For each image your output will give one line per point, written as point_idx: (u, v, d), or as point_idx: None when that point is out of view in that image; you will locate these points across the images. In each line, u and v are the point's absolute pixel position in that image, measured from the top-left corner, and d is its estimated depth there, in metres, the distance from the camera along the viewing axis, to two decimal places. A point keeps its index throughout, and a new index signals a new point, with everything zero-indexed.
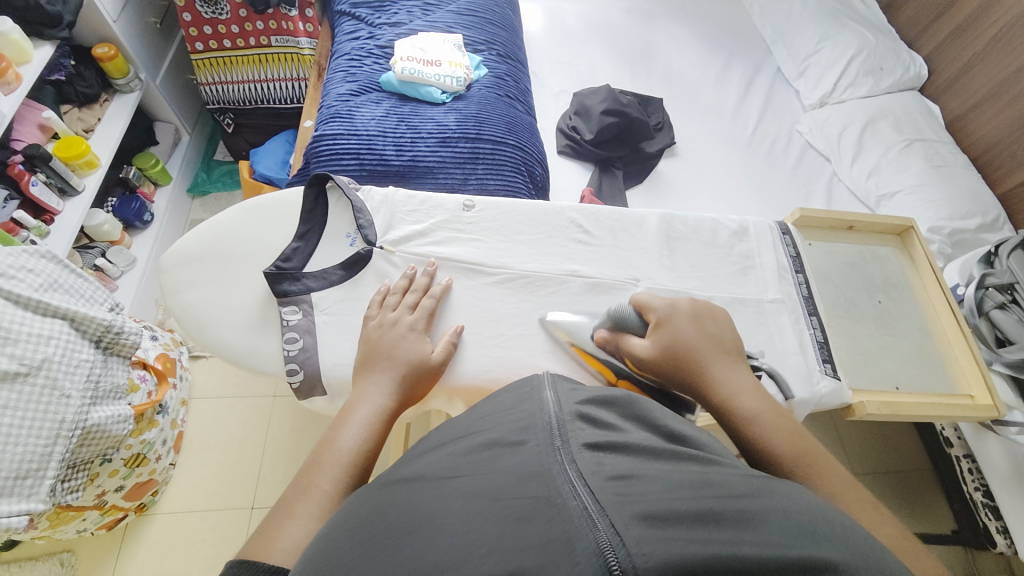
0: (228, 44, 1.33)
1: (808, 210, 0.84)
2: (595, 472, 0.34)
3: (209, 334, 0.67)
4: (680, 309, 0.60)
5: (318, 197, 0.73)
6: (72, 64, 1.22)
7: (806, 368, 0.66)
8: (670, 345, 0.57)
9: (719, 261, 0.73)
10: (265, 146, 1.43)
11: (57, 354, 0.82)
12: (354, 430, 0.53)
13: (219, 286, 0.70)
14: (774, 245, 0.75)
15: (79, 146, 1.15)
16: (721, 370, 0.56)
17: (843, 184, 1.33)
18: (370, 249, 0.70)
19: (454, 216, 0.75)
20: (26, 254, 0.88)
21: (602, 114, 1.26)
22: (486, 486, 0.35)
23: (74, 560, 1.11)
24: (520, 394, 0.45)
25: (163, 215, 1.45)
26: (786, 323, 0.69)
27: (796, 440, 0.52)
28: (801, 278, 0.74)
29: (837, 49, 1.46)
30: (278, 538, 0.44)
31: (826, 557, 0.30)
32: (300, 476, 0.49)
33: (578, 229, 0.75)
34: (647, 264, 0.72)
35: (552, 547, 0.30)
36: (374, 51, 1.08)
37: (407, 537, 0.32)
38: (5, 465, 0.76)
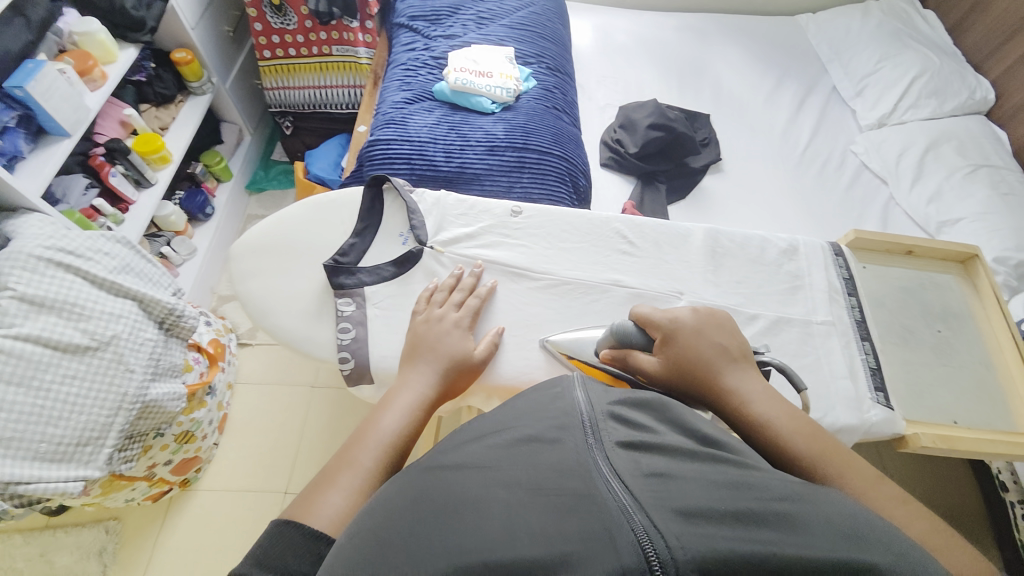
0: (293, 53, 1.42)
1: (863, 232, 0.81)
2: (633, 471, 0.35)
3: (269, 321, 0.71)
4: (683, 322, 0.59)
5: (376, 198, 0.77)
6: (152, 66, 1.33)
7: (855, 394, 0.64)
8: (676, 363, 0.56)
9: (767, 279, 0.72)
10: (320, 148, 1.50)
11: (125, 332, 0.91)
12: (397, 414, 0.55)
13: (282, 277, 0.74)
14: (826, 266, 0.73)
15: (155, 142, 1.24)
16: (731, 377, 0.56)
17: (900, 209, 1.27)
18: (421, 248, 0.73)
19: (502, 221, 0.77)
20: (103, 239, 0.97)
21: (647, 127, 1.26)
22: (526, 477, 0.36)
23: (120, 528, 1.19)
24: (552, 393, 0.46)
25: (223, 209, 1.54)
26: (836, 347, 0.67)
27: (815, 439, 0.51)
28: (854, 301, 0.71)
29: (897, 70, 1.41)
30: (321, 505, 0.46)
31: (870, 560, 0.29)
32: (343, 450, 0.52)
33: (622, 240, 0.75)
34: (692, 279, 0.71)
35: (594, 536, 0.30)
36: (429, 61, 1.12)
37: (450, 519, 0.34)
38: (70, 432, 0.84)
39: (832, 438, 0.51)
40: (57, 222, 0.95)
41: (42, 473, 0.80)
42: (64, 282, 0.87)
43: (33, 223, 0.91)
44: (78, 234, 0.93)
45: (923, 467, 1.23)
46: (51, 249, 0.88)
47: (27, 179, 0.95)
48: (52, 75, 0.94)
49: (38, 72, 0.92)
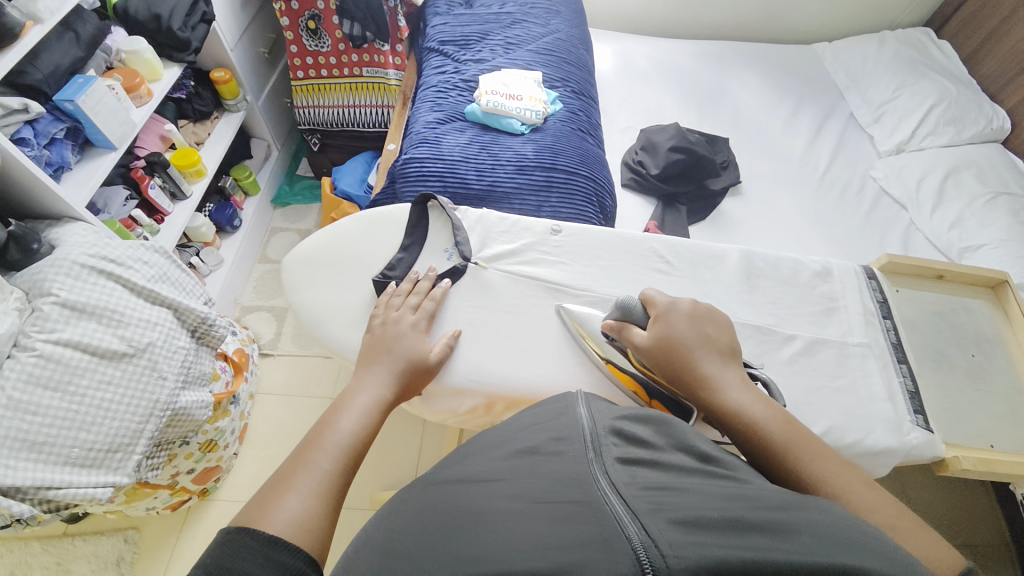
0: (325, 73, 1.48)
1: (896, 257, 0.81)
2: (629, 483, 0.38)
3: (322, 331, 0.73)
4: (679, 307, 0.65)
5: (423, 214, 0.79)
6: (192, 85, 1.39)
7: (895, 417, 0.64)
8: (665, 339, 0.62)
9: (801, 300, 0.73)
10: (347, 165, 1.55)
11: (160, 339, 0.93)
12: (354, 415, 0.58)
13: (333, 288, 0.76)
14: (861, 289, 0.74)
15: (192, 157, 1.29)
16: (711, 366, 0.60)
17: (922, 234, 1.28)
18: (466, 264, 0.75)
19: (542, 239, 0.79)
20: (143, 249, 0.99)
21: (669, 150, 1.29)
22: (533, 492, 0.39)
23: (137, 538, 1.19)
24: (557, 412, 0.52)
25: (250, 221, 1.58)
26: (873, 369, 0.67)
27: (787, 426, 0.54)
28: (889, 324, 0.72)
29: (915, 98, 1.44)
30: (278, 507, 0.47)
31: (862, 565, 0.29)
32: (297, 453, 0.54)
33: (659, 259, 0.76)
34: (727, 299, 0.72)
35: (591, 542, 0.32)
36: (459, 84, 1.16)
37: (460, 527, 0.36)
38: (102, 438, 0.84)
39: (804, 430, 0.54)
40: (101, 231, 0.97)
41: (73, 479, 0.80)
42: (105, 288, 0.89)
43: (77, 231, 0.94)
44: (120, 242, 0.96)
45: (946, 495, 1.21)
46: (94, 256, 0.90)
47: (73, 189, 0.98)
48: (102, 91, 0.98)
49: (88, 86, 0.96)
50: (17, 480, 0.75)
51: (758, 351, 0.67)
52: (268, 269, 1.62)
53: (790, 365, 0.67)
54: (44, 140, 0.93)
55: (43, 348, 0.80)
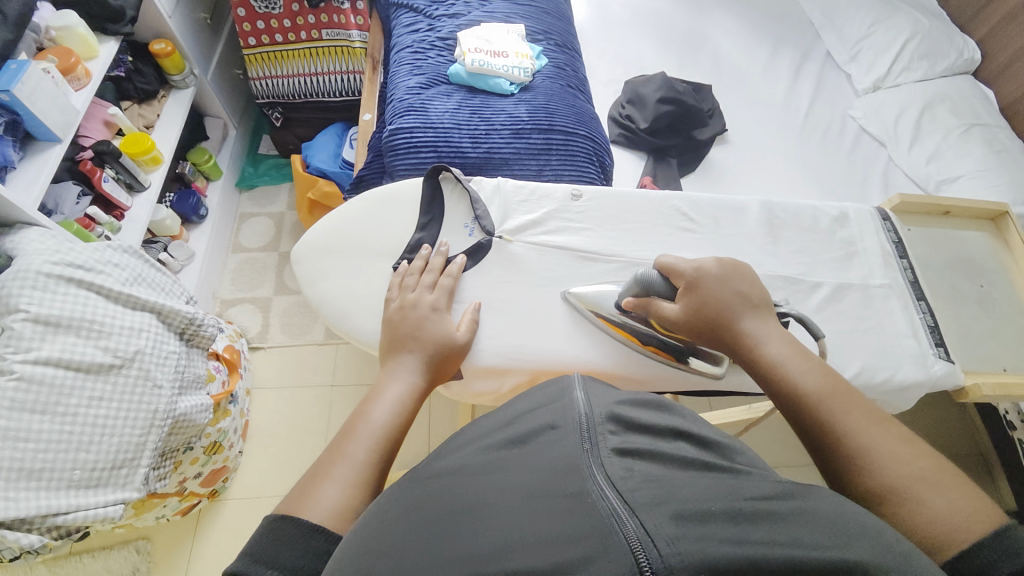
0: (280, 39, 1.34)
1: (907, 196, 0.84)
2: (625, 478, 0.36)
3: (351, 322, 0.71)
4: (708, 270, 0.63)
5: (435, 189, 0.76)
6: (130, 60, 1.24)
7: (920, 351, 0.67)
8: (697, 308, 0.61)
9: (824, 246, 0.74)
10: (316, 140, 1.44)
11: (148, 346, 0.86)
12: (387, 403, 0.54)
13: (351, 276, 0.73)
14: (877, 231, 0.76)
15: (144, 143, 1.17)
16: (748, 325, 0.60)
17: (900, 170, 1.32)
18: (490, 237, 0.74)
19: (564, 205, 0.77)
20: (109, 250, 0.90)
21: (658, 101, 1.26)
22: (521, 485, 0.36)
23: (150, 548, 1.15)
24: (555, 397, 0.48)
25: (215, 209, 1.47)
26: (896, 308, 0.70)
27: (827, 379, 0.54)
28: (906, 263, 0.74)
29: (891, 33, 1.44)
30: (316, 499, 0.45)
31: (858, 558, 0.30)
32: (334, 443, 0.50)
33: (683, 217, 0.76)
34: (753, 252, 0.73)
35: (586, 543, 0.31)
36: (436, 43, 1.08)
37: (449, 530, 0.34)
38: (103, 456, 0.79)
39: (847, 384, 0.54)
40: (59, 234, 0.89)
41: (78, 501, 0.76)
42: (77, 298, 0.81)
43: (34, 238, 0.85)
44: (83, 245, 0.87)
45: (926, 413, 1.30)
46: (57, 263, 0.81)
47: (21, 191, 0.89)
48: (38, 76, 0.89)
49: (22, 73, 0.86)
50: (20, 511, 0.71)
51: (789, 303, 0.69)
52: (243, 258, 1.52)
53: (819, 312, 0.69)
54: None
55: (22, 370, 0.74)
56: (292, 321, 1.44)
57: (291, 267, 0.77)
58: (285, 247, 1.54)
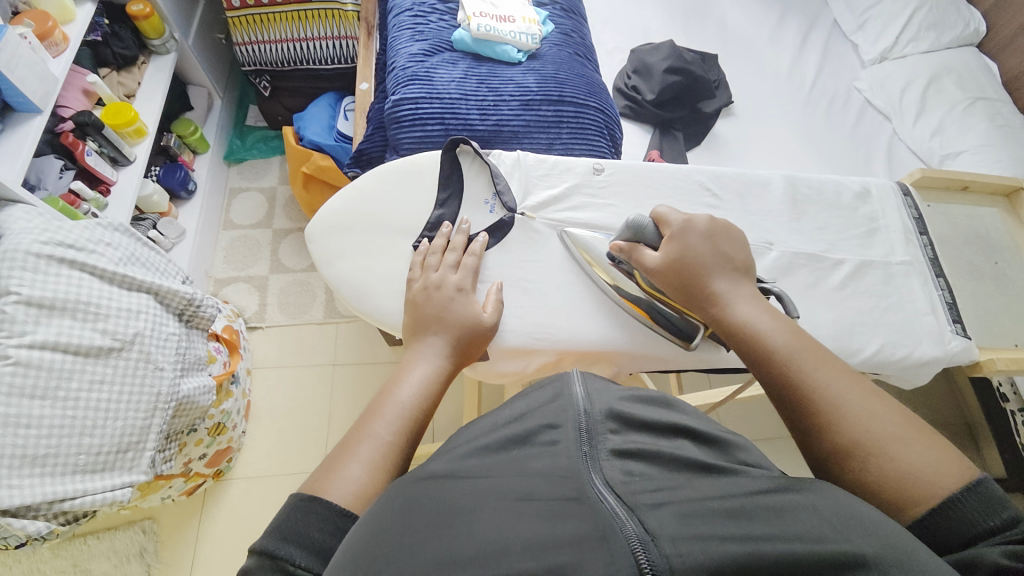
0: (267, 1, 1.25)
1: (928, 171, 0.86)
2: (623, 482, 0.35)
3: (371, 302, 0.71)
4: (696, 225, 0.63)
5: (454, 163, 0.76)
6: (107, 23, 1.15)
7: (938, 327, 0.68)
8: (675, 257, 0.61)
9: (846, 223, 0.75)
10: (308, 111, 1.37)
11: (148, 329, 0.83)
12: (413, 384, 0.54)
13: (372, 254, 0.73)
14: (898, 207, 0.76)
15: (127, 113, 1.10)
16: (722, 284, 0.59)
17: (903, 144, 1.31)
18: (512, 215, 0.73)
19: (586, 179, 0.77)
20: (100, 228, 0.86)
21: (665, 72, 1.23)
22: (516, 487, 0.36)
23: (156, 527, 1.15)
24: (552, 393, 0.47)
25: (204, 184, 1.41)
26: (916, 284, 0.71)
27: (796, 336, 0.53)
28: (926, 239, 0.75)
29: (899, 1, 1.41)
30: (342, 478, 0.44)
31: (860, 551, 0.29)
32: (360, 422, 0.50)
33: (707, 192, 0.75)
34: (778, 228, 0.74)
35: (585, 544, 0.30)
36: (438, 6, 1.02)
37: (443, 527, 0.33)
38: (108, 440, 0.76)
39: (815, 342, 0.52)
40: (44, 211, 0.84)
41: (85, 486, 0.74)
42: (71, 279, 0.77)
43: (18, 214, 0.80)
44: (72, 223, 0.82)
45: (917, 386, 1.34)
46: (48, 243, 0.77)
47: (2, 164, 0.84)
48: (16, 42, 0.82)
49: (0, 40, 0.79)
50: (26, 498, 0.68)
51: (811, 280, 0.70)
52: (236, 235, 1.47)
53: (841, 289, 0.70)
54: None
55: (18, 354, 0.70)
56: (290, 300, 1.41)
57: (308, 245, 0.76)
58: (280, 224, 1.49)
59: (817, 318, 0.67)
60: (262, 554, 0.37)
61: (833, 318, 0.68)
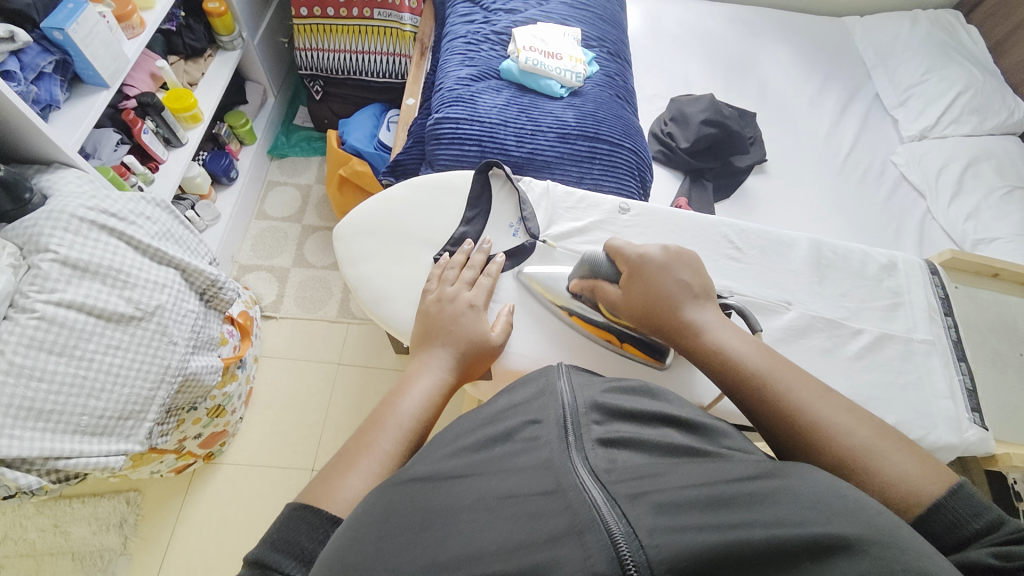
0: (331, 13, 1.35)
1: (958, 253, 0.85)
2: (607, 470, 0.37)
3: (385, 308, 0.72)
4: (651, 257, 0.63)
5: (484, 185, 0.78)
6: (183, 15, 1.24)
7: (955, 413, 0.66)
8: (639, 291, 0.62)
9: (869, 293, 0.74)
10: (354, 118, 1.44)
11: (169, 302, 0.86)
12: (417, 394, 0.54)
13: (393, 261, 0.75)
14: (924, 284, 0.75)
15: (187, 100, 1.17)
16: (688, 313, 0.59)
17: (936, 223, 1.29)
18: (534, 241, 0.75)
19: (611, 217, 0.78)
20: (143, 202, 0.90)
21: (702, 123, 1.25)
22: (496, 484, 0.36)
23: (140, 500, 1.15)
24: (535, 386, 0.48)
25: (246, 173, 1.47)
26: (935, 366, 0.69)
27: (767, 356, 0.54)
28: (950, 321, 0.73)
29: (943, 83, 1.42)
30: (340, 489, 0.44)
31: (839, 532, 0.31)
32: (361, 432, 0.50)
33: (729, 245, 0.76)
34: (799, 290, 0.73)
35: (563, 539, 0.31)
36: (491, 36, 1.07)
37: (422, 530, 0.34)
38: (112, 406, 0.78)
39: (784, 359, 0.54)
40: (95, 179, 0.89)
41: (83, 448, 0.75)
42: (107, 246, 0.81)
43: (70, 179, 0.85)
44: (119, 194, 0.86)
45: None
46: (93, 209, 0.81)
47: (63, 131, 0.90)
48: (93, 19, 0.88)
49: (79, 14, 0.86)
50: (24, 450, 0.69)
51: (826, 345, 0.69)
52: (266, 226, 1.52)
53: (857, 359, 0.69)
54: (31, 74, 0.84)
55: (45, 310, 0.73)
56: (307, 295, 1.43)
57: (333, 245, 0.78)
58: (309, 221, 1.54)
59: (829, 385, 0.66)
60: (254, 563, 0.37)
61: (847, 388, 0.66)
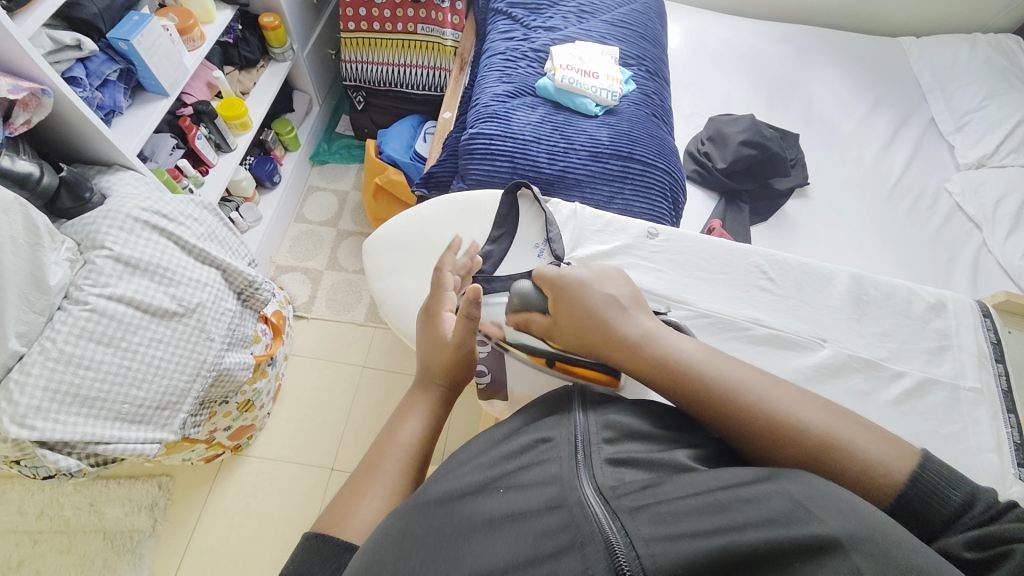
0: (377, 27, 1.40)
1: (1013, 295, 0.80)
2: (613, 486, 0.37)
3: (407, 322, 0.74)
4: (571, 275, 0.61)
5: (513, 205, 0.79)
6: (239, 28, 1.31)
7: (1002, 470, 0.61)
8: (570, 308, 0.58)
9: (912, 334, 0.70)
10: (392, 128, 1.48)
11: (209, 301, 0.90)
12: (418, 415, 0.55)
13: (418, 277, 0.76)
14: (975, 327, 0.70)
15: (239, 108, 1.24)
16: (625, 324, 0.55)
17: (992, 257, 1.20)
18: (558, 263, 0.75)
19: (639, 242, 0.77)
20: (193, 204, 0.96)
21: (740, 144, 1.22)
22: (504, 502, 0.37)
23: (170, 485, 1.20)
24: (549, 408, 0.48)
25: (288, 178, 1.54)
26: (983, 417, 0.64)
27: (711, 360, 0.50)
28: (1002, 368, 0.68)
29: (1004, 111, 1.36)
30: (351, 517, 0.45)
31: (831, 533, 0.29)
32: (367, 458, 0.50)
33: (762, 275, 0.74)
34: (835, 326, 0.70)
35: (564, 553, 0.32)
36: (528, 53, 1.09)
37: (437, 550, 0.35)
38: (150, 396, 0.82)
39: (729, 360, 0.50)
40: (150, 181, 0.95)
41: (120, 434, 0.79)
42: (157, 244, 0.86)
43: (128, 181, 0.91)
44: (171, 197, 0.92)
45: None
46: (147, 210, 0.87)
47: (125, 135, 0.97)
48: (157, 32, 0.95)
49: (144, 27, 0.92)
50: (66, 434, 0.73)
51: (864, 387, 0.66)
52: (304, 229, 1.58)
53: (897, 405, 0.65)
54: (96, 81, 0.90)
55: (97, 303, 0.77)
56: (337, 298, 1.48)
57: (363, 258, 0.81)
58: (345, 226, 1.59)
59: None
60: None
61: None
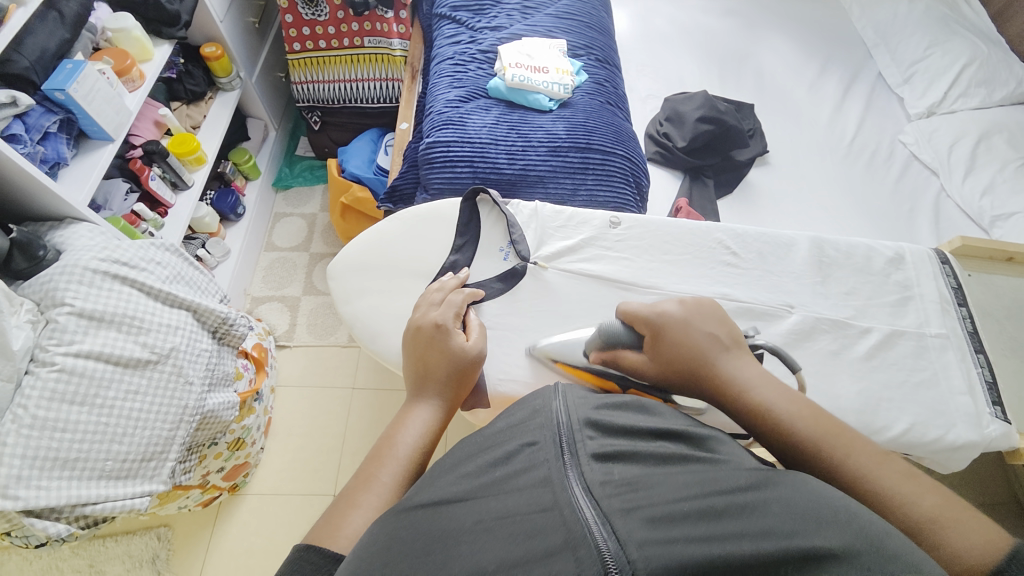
0: (323, 45, 1.38)
1: (969, 239, 0.83)
2: (603, 482, 0.36)
3: (380, 343, 0.73)
4: (670, 315, 0.58)
5: (472, 211, 0.79)
6: (182, 62, 1.28)
7: (975, 410, 0.64)
8: (667, 352, 0.56)
9: (876, 289, 0.72)
10: (352, 145, 1.46)
11: (183, 344, 0.88)
12: (414, 427, 0.54)
13: (387, 295, 0.76)
14: (935, 275, 0.73)
15: (191, 143, 1.21)
16: (726, 369, 0.53)
17: (951, 201, 1.24)
18: (525, 264, 0.75)
19: (602, 233, 0.78)
20: (154, 248, 0.93)
21: (697, 121, 1.23)
22: (494, 505, 0.36)
23: (170, 535, 1.18)
24: (531, 407, 0.47)
25: (252, 208, 1.51)
26: (952, 360, 0.67)
27: (817, 420, 0.48)
28: (965, 311, 0.71)
29: (947, 57, 1.37)
30: (344, 528, 0.44)
31: (828, 544, 0.31)
32: (361, 468, 0.50)
33: (726, 250, 0.75)
34: (801, 291, 0.71)
35: (556, 555, 0.31)
36: (476, 55, 1.08)
37: (424, 555, 0.34)
38: (134, 449, 0.80)
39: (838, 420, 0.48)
40: (106, 231, 0.93)
41: (107, 492, 0.77)
42: (121, 294, 0.83)
43: (82, 233, 0.89)
44: (128, 243, 0.89)
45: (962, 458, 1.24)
46: (105, 260, 0.84)
47: (73, 186, 0.94)
48: (94, 77, 0.93)
49: (79, 73, 0.89)
50: (51, 500, 0.71)
51: (835, 347, 0.67)
52: (275, 257, 1.55)
53: (868, 360, 0.66)
54: (37, 135, 0.87)
55: (64, 362, 0.75)
56: (318, 322, 1.46)
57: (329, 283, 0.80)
58: (317, 249, 1.57)
59: (838, 390, 0.64)
60: None
61: (859, 391, 0.64)
